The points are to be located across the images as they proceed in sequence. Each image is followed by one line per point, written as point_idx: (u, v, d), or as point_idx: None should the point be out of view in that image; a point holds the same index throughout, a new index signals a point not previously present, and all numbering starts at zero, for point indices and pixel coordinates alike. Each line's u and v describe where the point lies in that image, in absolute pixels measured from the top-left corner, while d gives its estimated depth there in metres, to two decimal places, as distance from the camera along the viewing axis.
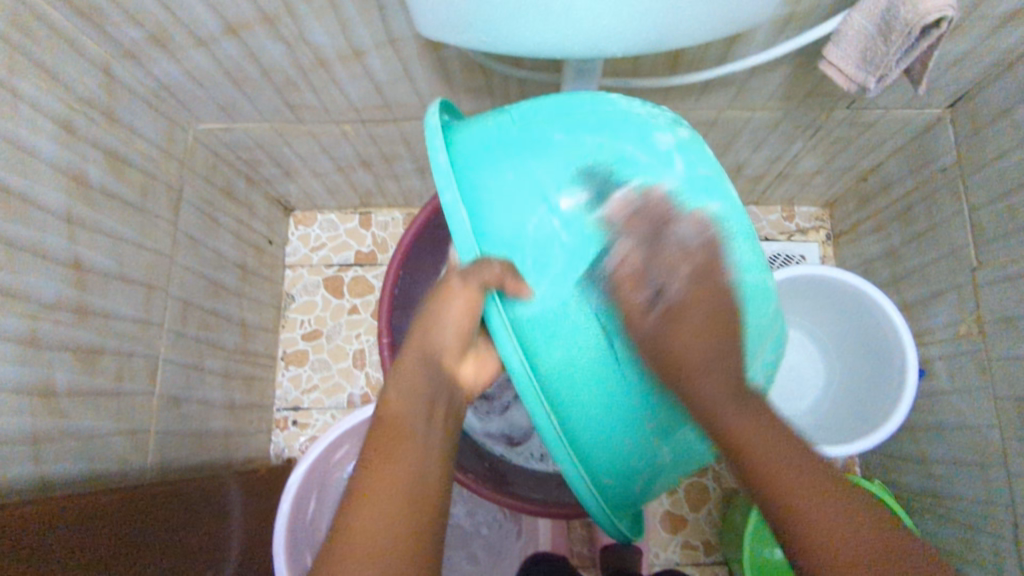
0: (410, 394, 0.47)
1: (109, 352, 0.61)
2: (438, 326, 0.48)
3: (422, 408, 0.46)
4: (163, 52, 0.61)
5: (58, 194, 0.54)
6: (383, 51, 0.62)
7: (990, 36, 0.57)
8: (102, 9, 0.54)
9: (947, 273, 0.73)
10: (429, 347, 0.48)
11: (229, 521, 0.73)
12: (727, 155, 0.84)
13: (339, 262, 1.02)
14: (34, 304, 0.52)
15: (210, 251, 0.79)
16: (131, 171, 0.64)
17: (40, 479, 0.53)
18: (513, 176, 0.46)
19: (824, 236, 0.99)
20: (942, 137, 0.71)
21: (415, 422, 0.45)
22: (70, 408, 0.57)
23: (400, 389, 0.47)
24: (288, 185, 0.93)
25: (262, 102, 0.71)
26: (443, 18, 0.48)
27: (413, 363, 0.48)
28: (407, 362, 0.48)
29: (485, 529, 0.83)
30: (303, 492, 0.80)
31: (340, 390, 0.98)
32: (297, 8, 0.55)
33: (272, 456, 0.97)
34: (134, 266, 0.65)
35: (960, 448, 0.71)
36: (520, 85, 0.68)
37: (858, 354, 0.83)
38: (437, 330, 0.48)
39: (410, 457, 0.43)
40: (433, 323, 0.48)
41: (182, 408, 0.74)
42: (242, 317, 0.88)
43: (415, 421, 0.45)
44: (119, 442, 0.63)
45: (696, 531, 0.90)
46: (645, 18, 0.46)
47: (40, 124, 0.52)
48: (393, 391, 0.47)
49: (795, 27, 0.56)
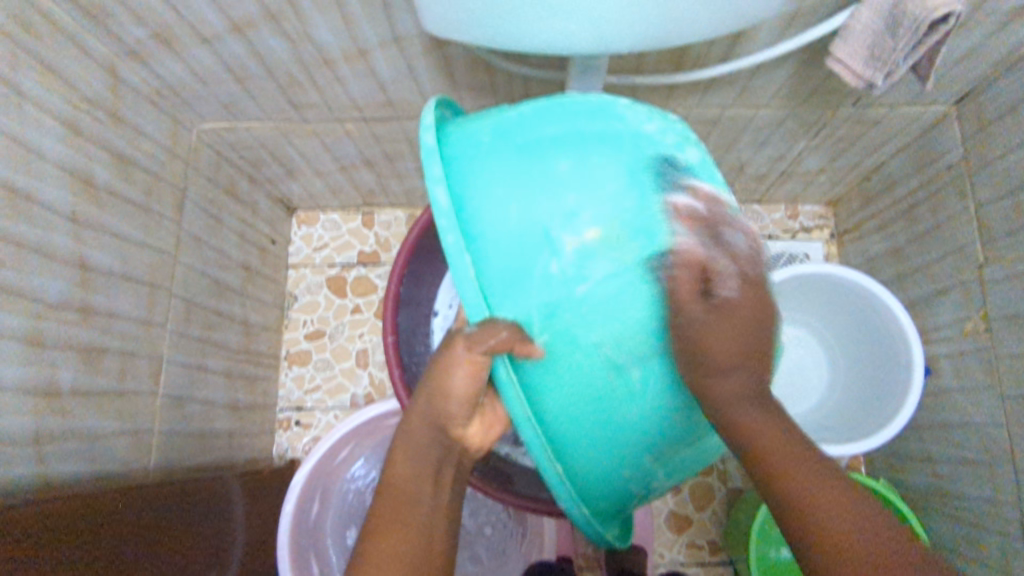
0: (416, 463, 0.44)
1: (114, 351, 0.61)
2: (444, 393, 0.44)
3: (427, 479, 0.44)
4: (168, 51, 0.61)
5: (64, 194, 0.54)
6: (387, 50, 0.62)
7: (997, 33, 0.57)
8: (106, 8, 0.54)
9: (953, 271, 0.73)
10: (439, 411, 0.45)
11: (232, 521, 0.73)
12: (731, 153, 0.84)
13: (342, 262, 1.02)
14: (40, 303, 0.52)
15: (213, 251, 0.79)
16: (135, 170, 0.64)
17: (45, 479, 0.53)
18: (509, 199, 0.44)
19: (828, 234, 0.99)
20: (948, 134, 0.71)
21: (421, 494, 0.43)
22: (75, 408, 0.56)
23: (407, 457, 0.44)
24: (290, 185, 0.93)
25: (266, 100, 0.71)
26: (447, 14, 0.48)
27: (423, 431, 0.45)
28: (415, 427, 0.45)
29: (487, 529, 0.84)
30: (307, 493, 0.80)
31: (343, 391, 0.98)
32: (302, 7, 0.55)
33: (276, 456, 0.97)
34: (138, 266, 0.65)
35: (967, 447, 0.71)
36: (524, 83, 0.68)
37: (863, 352, 0.83)
38: (442, 399, 0.44)
39: (416, 535, 0.41)
40: (440, 391, 0.44)
41: (186, 408, 0.74)
42: (245, 317, 0.88)
43: (421, 490, 0.43)
44: (123, 442, 0.63)
45: (701, 531, 0.90)
46: (653, 16, 0.46)
47: (45, 123, 0.52)
48: (399, 456, 0.44)
49: (800, 24, 0.56)
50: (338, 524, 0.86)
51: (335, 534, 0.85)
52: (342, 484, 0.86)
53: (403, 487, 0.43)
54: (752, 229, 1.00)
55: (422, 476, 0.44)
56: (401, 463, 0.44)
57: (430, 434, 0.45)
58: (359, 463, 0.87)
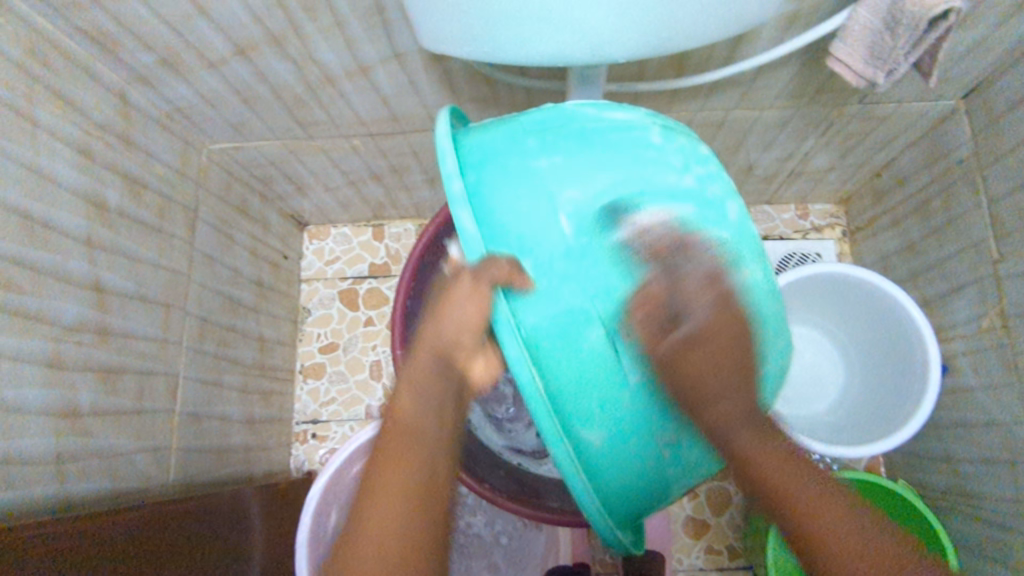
0: (421, 397, 0.42)
1: (131, 371, 0.63)
2: (449, 323, 0.42)
3: (433, 413, 0.41)
4: (175, 76, 0.62)
5: (78, 219, 0.56)
6: (389, 65, 0.62)
7: (1002, 25, 0.56)
8: (114, 36, 0.55)
9: (968, 267, 0.72)
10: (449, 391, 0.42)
11: (251, 535, 0.74)
12: (738, 154, 0.83)
13: (354, 275, 1.03)
14: (58, 327, 0.53)
15: (227, 268, 0.80)
16: (147, 193, 0.65)
17: (67, 498, 0.54)
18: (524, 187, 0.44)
19: (840, 232, 0.98)
20: (956, 129, 0.70)
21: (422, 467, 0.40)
22: (94, 428, 0.58)
23: (413, 391, 0.42)
24: (301, 201, 0.94)
25: (273, 120, 0.72)
26: (443, 30, 0.48)
27: (427, 362, 0.42)
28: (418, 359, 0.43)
29: (504, 537, 0.84)
30: (325, 503, 0.81)
31: (358, 402, 0.99)
32: (303, 27, 0.56)
33: (293, 469, 0.97)
34: (152, 286, 0.66)
35: (988, 447, 0.70)
36: (525, 93, 0.68)
37: (877, 351, 0.82)
38: (445, 324, 0.42)
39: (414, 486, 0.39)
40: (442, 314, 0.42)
41: (203, 424, 0.75)
42: (259, 333, 0.89)
43: (424, 434, 0.41)
44: (142, 459, 0.64)
45: (719, 536, 0.89)
46: (648, 24, 0.46)
47: (59, 151, 0.54)
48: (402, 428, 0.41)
49: (800, 25, 0.56)
50: None
51: None
52: None
53: (407, 428, 0.41)
54: (762, 230, 0.99)
55: (422, 437, 0.40)
56: (405, 397, 0.42)
57: (433, 364, 0.42)
58: None
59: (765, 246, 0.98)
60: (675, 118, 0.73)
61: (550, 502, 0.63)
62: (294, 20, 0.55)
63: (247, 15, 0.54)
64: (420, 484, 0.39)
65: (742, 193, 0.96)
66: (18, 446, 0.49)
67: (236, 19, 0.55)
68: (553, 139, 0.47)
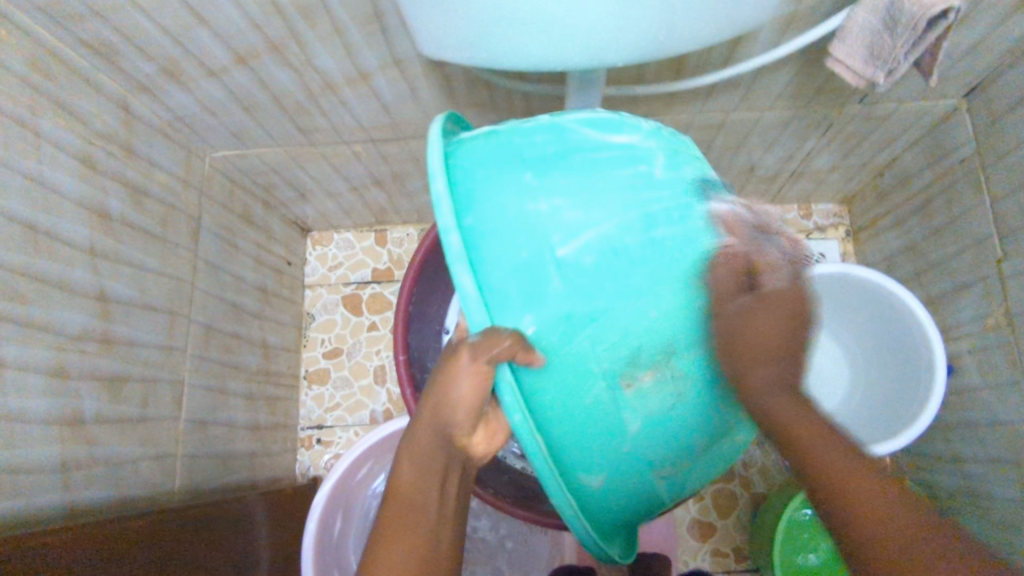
0: (420, 477, 0.42)
1: (135, 379, 0.63)
2: (447, 402, 0.42)
3: (434, 480, 0.42)
4: (177, 85, 0.62)
5: (82, 229, 0.56)
6: (389, 72, 0.63)
7: (1002, 24, 0.56)
8: (116, 46, 0.56)
9: (972, 266, 0.71)
10: (446, 420, 0.43)
11: (256, 541, 0.74)
12: (739, 156, 0.83)
13: (357, 280, 1.03)
14: (61, 336, 0.54)
15: (230, 275, 0.80)
16: (150, 201, 0.65)
17: (73, 506, 0.54)
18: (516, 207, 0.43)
19: (843, 233, 0.98)
20: (959, 127, 0.70)
21: (427, 500, 0.42)
22: (99, 435, 0.58)
23: (413, 467, 0.43)
24: (303, 207, 0.95)
25: (274, 127, 0.72)
26: (441, 35, 0.48)
27: (427, 438, 0.43)
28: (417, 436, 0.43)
29: (509, 542, 0.83)
30: (330, 509, 0.81)
31: (362, 407, 0.99)
32: (303, 35, 0.57)
33: (298, 474, 0.98)
34: (156, 294, 0.66)
35: (995, 447, 0.69)
36: (525, 98, 0.68)
37: (883, 352, 0.81)
38: (450, 410, 0.42)
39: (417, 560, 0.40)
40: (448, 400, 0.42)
41: (208, 431, 0.75)
42: (263, 339, 0.90)
43: (428, 506, 0.42)
44: (148, 466, 0.65)
45: (725, 538, 0.89)
46: (644, 28, 0.46)
47: (62, 161, 0.54)
48: (405, 462, 0.43)
49: (798, 26, 0.56)
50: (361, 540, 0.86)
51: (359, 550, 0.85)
52: (364, 501, 0.87)
53: (410, 496, 0.42)
54: None
55: (424, 509, 0.41)
56: (406, 472, 0.42)
57: (434, 444, 0.43)
58: (380, 478, 0.87)
59: None
60: (676, 120, 0.73)
61: (549, 506, 0.63)
62: (293, 28, 0.55)
63: (246, 24, 0.55)
64: (422, 557, 0.40)
65: (744, 194, 0.96)
66: (23, 455, 0.49)
67: (235, 28, 0.55)
68: (553, 165, 0.45)
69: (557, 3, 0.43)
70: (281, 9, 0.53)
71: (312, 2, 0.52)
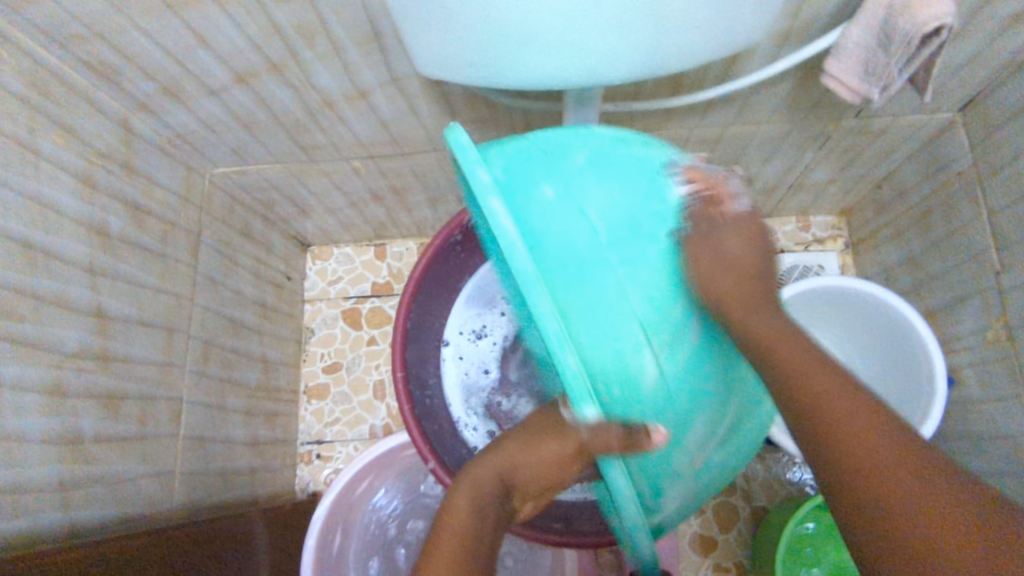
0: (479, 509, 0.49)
1: (134, 396, 0.63)
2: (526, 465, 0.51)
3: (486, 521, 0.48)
4: (176, 103, 0.63)
5: (81, 247, 0.56)
6: (387, 90, 0.63)
7: (997, 38, 0.56)
8: (115, 66, 0.56)
9: (971, 279, 0.72)
10: (509, 473, 0.51)
11: (255, 558, 0.72)
12: (737, 169, 0.83)
13: (356, 294, 1.03)
14: (59, 355, 0.54)
15: (229, 290, 0.80)
16: (150, 219, 0.66)
17: (70, 526, 0.54)
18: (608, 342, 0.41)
19: (842, 244, 0.98)
20: (953, 141, 0.70)
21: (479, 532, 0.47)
22: (96, 454, 0.57)
23: (471, 496, 0.49)
24: (303, 223, 0.95)
25: (275, 145, 0.73)
26: (440, 56, 0.49)
27: (489, 479, 0.51)
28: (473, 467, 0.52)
29: (509, 560, 0.82)
30: (328, 526, 0.79)
31: (362, 422, 0.99)
32: (302, 54, 0.57)
33: (298, 490, 0.97)
34: (155, 311, 0.66)
35: (997, 461, 0.69)
36: (523, 114, 0.69)
37: (884, 367, 0.81)
38: (523, 465, 0.51)
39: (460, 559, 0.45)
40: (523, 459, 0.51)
41: (207, 448, 0.75)
42: (263, 354, 0.89)
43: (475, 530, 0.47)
44: (146, 484, 0.64)
45: (727, 552, 0.88)
46: (643, 49, 0.46)
47: (62, 181, 0.55)
48: (462, 495, 0.50)
49: (794, 42, 0.56)
50: (360, 556, 0.85)
51: (359, 566, 0.84)
52: (365, 517, 0.86)
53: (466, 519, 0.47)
54: None
55: (458, 531, 0.46)
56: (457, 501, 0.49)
57: (493, 480, 0.51)
58: (380, 493, 0.87)
59: None
60: (674, 135, 0.74)
61: (581, 526, 0.62)
62: (292, 48, 0.56)
63: (246, 43, 0.55)
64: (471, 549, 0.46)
65: None
66: (21, 474, 0.49)
67: (236, 47, 0.56)
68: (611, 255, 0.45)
69: (557, 24, 0.43)
70: (281, 29, 0.54)
71: (312, 22, 0.53)
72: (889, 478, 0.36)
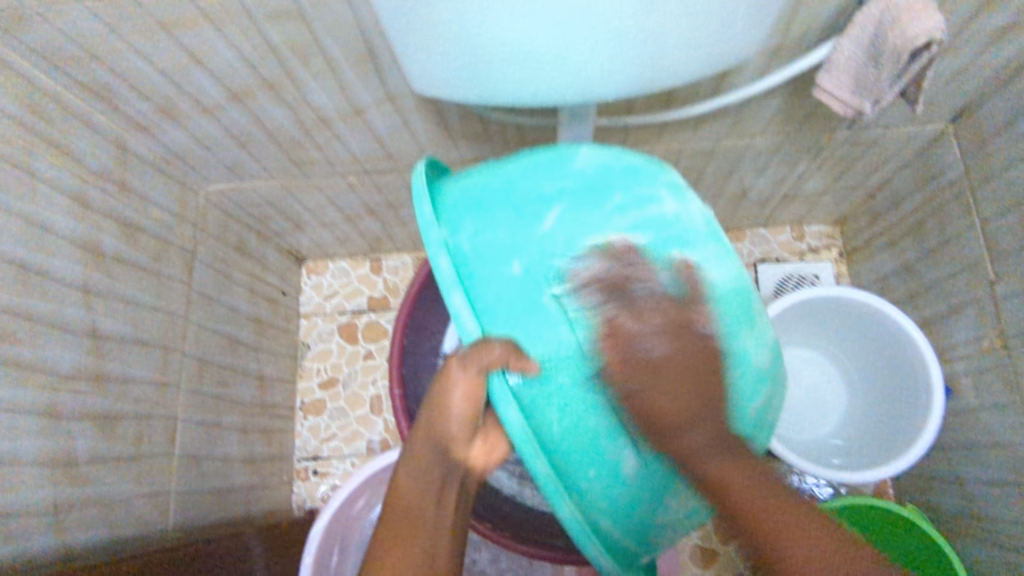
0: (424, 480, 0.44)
1: (128, 417, 0.62)
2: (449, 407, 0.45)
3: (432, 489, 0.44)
4: (171, 122, 0.63)
5: (76, 267, 0.56)
6: (382, 107, 0.63)
7: (985, 51, 0.57)
8: (111, 87, 0.56)
9: (966, 289, 0.72)
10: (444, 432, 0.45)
11: None
12: (731, 181, 0.84)
13: (352, 309, 1.03)
14: (54, 377, 0.53)
15: (224, 307, 0.80)
16: (145, 238, 0.65)
17: (64, 551, 0.53)
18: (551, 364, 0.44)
19: (836, 254, 0.98)
20: (945, 151, 0.71)
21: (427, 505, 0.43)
22: (91, 475, 0.57)
23: (413, 469, 0.44)
24: (298, 238, 0.95)
25: (270, 162, 0.73)
26: (434, 73, 0.49)
27: (427, 451, 0.45)
28: (417, 452, 0.45)
29: None
30: (325, 543, 0.78)
31: (359, 437, 0.98)
32: (297, 74, 0.57)
33: (295, 507, 0.96)
34: (150, 329, 0.66)
35: (996, 470, 0.69)
36: (518, 129, 0.69)
37: (880, 376, 0.81)
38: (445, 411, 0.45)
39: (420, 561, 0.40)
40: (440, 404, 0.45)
41: (202, 467, 0.74)
42: (258, 371, 0.89)
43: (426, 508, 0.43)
44: (141, 505, 0.63)
45: (728, 565, 0.87)
46: (636, 65, 0.46)
47: (58, 202, 0.55)
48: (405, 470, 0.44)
49: (786, 56, 0.57)
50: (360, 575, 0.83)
51: None
52: (362, 534, 0.85)
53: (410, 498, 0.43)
54: (759, 254, 0.99)
55: (426, 513, 0.42)
56: (409, 479, 0.44)
57: (435, 452, 0.45)
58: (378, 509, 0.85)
59: (763, 269, 0.97)
60: (668, 148, 0.74)
61: None
62: (288, 67, 0.56)
63: (241, 62, 0.55)
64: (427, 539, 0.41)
65: (738, 218, 0.97)
66: (15, 498, 0.48)
67: (230, 67, 0.56)
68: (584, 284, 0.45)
69: (550, 41, 0.43)
70: (276, 49, 0.54)
71: (307, 41, 0.53)
72: (793, 521, 0.37)
